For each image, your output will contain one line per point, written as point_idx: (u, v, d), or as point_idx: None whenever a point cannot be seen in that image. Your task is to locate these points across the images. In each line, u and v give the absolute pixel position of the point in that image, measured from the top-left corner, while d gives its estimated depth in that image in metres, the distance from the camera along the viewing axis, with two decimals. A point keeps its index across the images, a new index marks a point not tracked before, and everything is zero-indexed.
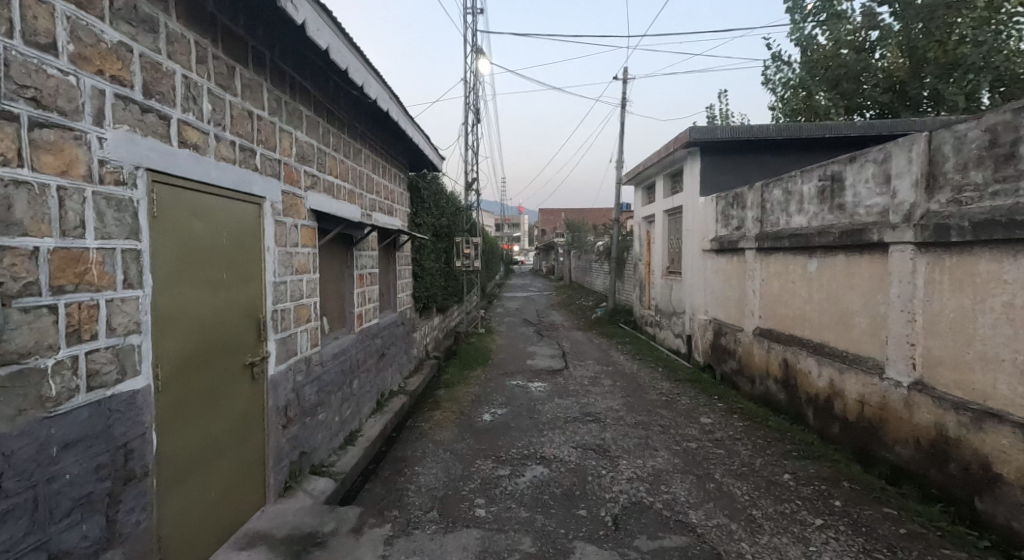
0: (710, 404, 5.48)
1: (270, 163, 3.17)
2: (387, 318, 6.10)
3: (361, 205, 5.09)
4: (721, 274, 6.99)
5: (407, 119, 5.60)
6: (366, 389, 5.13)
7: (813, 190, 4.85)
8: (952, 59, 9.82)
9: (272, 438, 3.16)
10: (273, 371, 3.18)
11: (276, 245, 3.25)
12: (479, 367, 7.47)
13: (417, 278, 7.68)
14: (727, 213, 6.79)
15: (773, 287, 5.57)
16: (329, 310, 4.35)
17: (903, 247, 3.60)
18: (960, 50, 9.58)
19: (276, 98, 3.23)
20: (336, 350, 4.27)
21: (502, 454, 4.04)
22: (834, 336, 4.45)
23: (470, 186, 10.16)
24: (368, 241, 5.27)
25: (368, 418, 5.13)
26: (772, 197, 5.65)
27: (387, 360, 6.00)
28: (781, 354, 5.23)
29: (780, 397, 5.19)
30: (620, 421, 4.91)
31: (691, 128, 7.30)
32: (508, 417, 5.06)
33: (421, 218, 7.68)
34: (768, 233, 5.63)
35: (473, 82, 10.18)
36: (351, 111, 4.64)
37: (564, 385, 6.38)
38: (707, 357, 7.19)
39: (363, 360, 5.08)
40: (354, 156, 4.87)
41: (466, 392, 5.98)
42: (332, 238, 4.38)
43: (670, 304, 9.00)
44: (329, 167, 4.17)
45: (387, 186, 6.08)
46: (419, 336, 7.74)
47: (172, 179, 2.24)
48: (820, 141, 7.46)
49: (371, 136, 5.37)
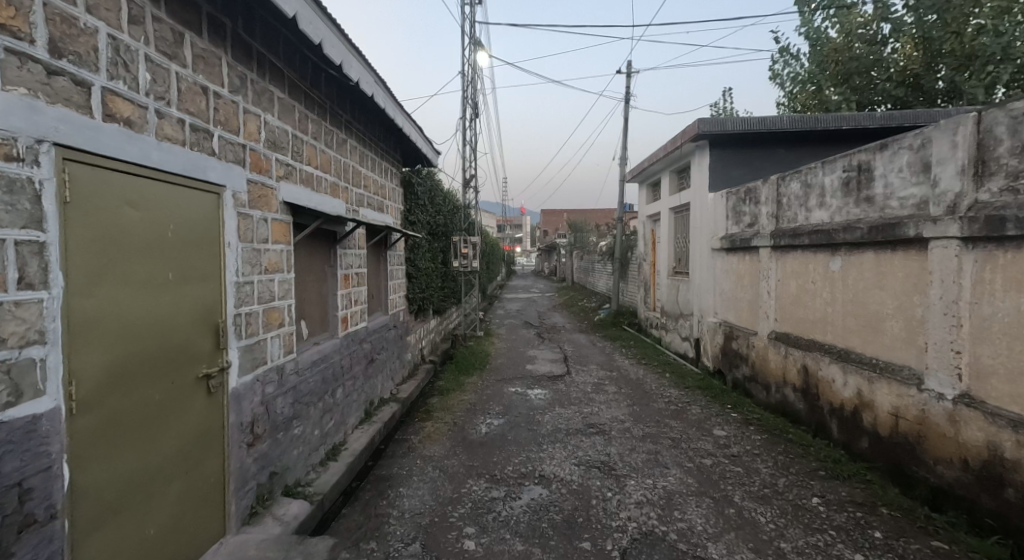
0: (723, 414, 5.08)
1: (232, 147, 2.77)
2: (377, 321, 5.73)
3: (346, 199, 4.72)
4: (732, 274, 6.60)
5: (397, 107, 5.21)
6: (351, 398, 4.76)
7: (837, 181, 4.47)
8: (970, 51, 9.40)
9: (233, 460, 2.76)
10: (235, 383, 2.78)
11: (239, 239, 2.87)
12: (476, 373, 7.10)
13: (411, 279, 7.30)
14: (738, 210, 6.41)
15: (791, 288, 5.18)
16: (307, 314, 3.97)
17: (946, 242, 3.23)
18: (979, 40, 9.15)
19: (240, 75, 2.85)
20: (315, 358, 3.88)
21: (497, 473, 3.67)
22: (863, 341, 4.06)
23: (468, 183, 9.76)
24: (354, 238, 4.90)
25: (354, 430, 4.75)
26: (789, 191, 5.27)
27: (377, 366, 5.64)
28: (800, 360, 4.84)
29: (800, 407, 4.80)
30: (627, 434, 4.51)
31: (700, 120, 6.90)
32: (505, 429, 4.68)
33: (415, 217, 7.29)
34: (785, 230, 5.25)
35: (471, 75, 9.82)
36: (331, 96, 4.23)
37: (565, 392, 5.99)
38: (717, 363, 6.80)
39: (348, 367, 4.70)
40: (338, 147, 4.50)
41: (461, 401, 5.61)
42: (312, 235, 4.00)
43: (676, 306, 8.60)
44: (307, 156, 3.80)
45: (376, 180, 5.70)
46: (413, 340, 7.37)
47: (85, 157, 1.86)
48: (836, 134, 7.06)
49: (357, 125, 4.96)
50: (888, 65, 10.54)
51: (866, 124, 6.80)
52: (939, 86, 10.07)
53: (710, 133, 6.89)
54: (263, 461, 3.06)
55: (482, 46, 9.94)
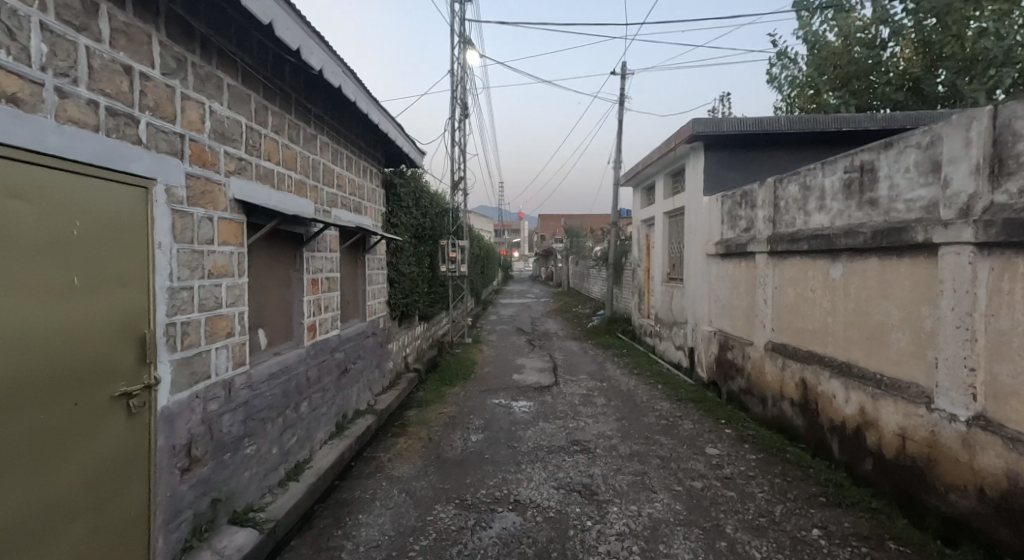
0: (717, 430, 4.76)
1: (166, 136, 2.47)
2: (352, 328, 5.43)
3: (315, 198, 4.43)
4: (727, 281, 6.32)
5: (372, 103, 4.93)
6: (319, 412, 4.44)
7: (838, 183, 4.20)
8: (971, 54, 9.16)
9: (162, 489, 2.45)
10: (165, 402, 2.47)
11: (175, 240, 2.56)
12: (460, 383, 6.80)
13: (393, 284, 7.00)
14: (734, 214, 6.14)
15: (789, 296, 4.90)
16: (266, 321, 3.67)
17: (959, 248, 2.95)
18: (980, 44, 8.92)
19: (177, 57, 2.55)
20: (272, 371, 3.57)
21: (468, 497, 3.37)
22: (867, 354, 3.78)
23: (456, 185, 9.48)
24: (325, 240, 4.61)
25: (322, 446, 4.44)
26: (787, 194, 5.00)
27: (352, 376, 5.32)
28: (799, 373, 4.56)
29: (799, 423, 4.50)
30: (613, 453, 4.20)
31: (694, 121, 6.63)
32: (483, 446, 4.38)
33: (398, 219, 7.00)
34: (783, 235, 4.97)
35: (461, 75, 9.56)
36: (296, 87, 3.93)
37: (551, 404, 5.69)
38: (712, 374, 6.51)
39: (316, 378, 4.39)
40: (306, 143, 4.21)
41: (440, 414, 5.29)
42: (271, 235, 3.70)
43: (670, 313, 8.32)
44: (266, 151, 3.50)
45: (353, 180, 5.40)
46: (394, 348, 7.06)
47: None
48: (835, 137, 6.80)
49: (329, 119, 4.66)
50: (888, 69, 10.30)
51: (867, 126, 6.55)
52: (939, 90, 9.80)
53: (704, 133, 6.62)
54: (203, 487, 2.75)
55: (472, 46, 9.70)
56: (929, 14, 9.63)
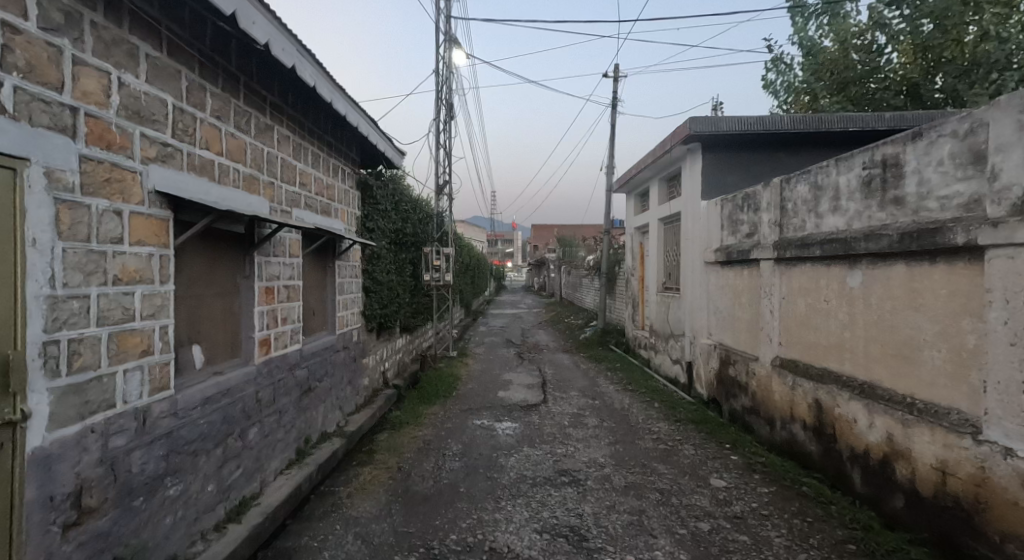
0: (722, 457, 4.28)
1: (46, 107, 2.04)
2: (319, 343, 4.93)
3: (271, 197, 3.94)
4: (727, 290, 5.88)
5: (341, 94, 4.44)
6: (273, 438, 3.92)
7: (855, 181, 3.76)
8: (972, 59, 8.83)
9: (32, 551, 1.96)
10: (39, 441, 2.00)
11: (61, 237, 2.08)
12: (440, 400, 6.29)
13: (369, 294, 6.50)
14: (735, 218, 5.71)
15: (799, 307, 4.45)
16: (203, 336, 3.18)
17: (1011, 252, 2.53)
18: (981, 48, 8.59)
19: (66, 11, 2.11)
20: (209, 395, 3.05)
21: (435, 547, 2.86)
22: (893, 373, 3.33)
23: (441, 190, 9.01)
24: (283, 244, 4.11)
25: (277, 477, 3.92)
26: (795, 196, 4.57)
27: (316, 396, 4.81)
28: (813, 393, 4.10)
29: (814, 450, 4.03)
30: (606, 485, 3.71)
31: (690, 120, 6.22)
32: (458, 477, 3.87)
33: (375, 224, 6.51)
34: (791, 240, 4.54)
35: (446, 74, 9.13)
36: (244, 68, 3.45)
37: (538, 426, 5.20)
38: (712, 391, 6.05)
39: (270, 399, 3.88)
40: (260, 133, 3.74)
41: (414, 438, 4.77)
42: (210, 236, 3.21)
43: (666, 325, 7.85)
44: (203, 138, 3.02)
45: (320, 179, 4.92)
46: (370, 363, 6.54)
47: None
48: (841, 138, 6.39)
49: (289, 110, 4.17)
50: (886, 75, 9.97)
51: (875, 126, 6.14)
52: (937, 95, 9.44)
53: (702, 133, 6.21)
54: (101, 543, 2.24)
55: (459, 45, 9.28)
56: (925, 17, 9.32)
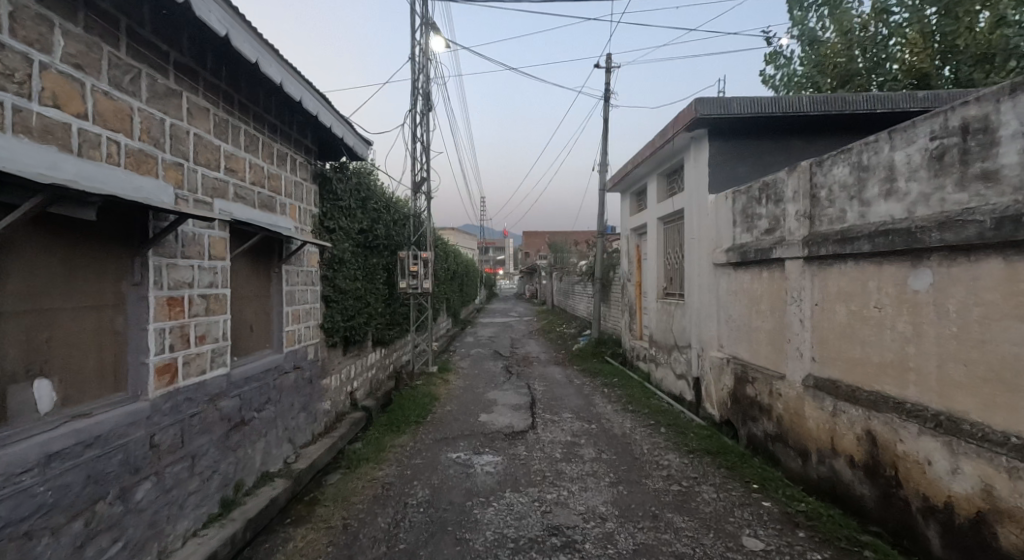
0: (752, 503, 3.48)
1: None
2: (258, 364, 4.06)
3: (179, 182, 3.08)
4: (742, 295, 5.08)
5: (276, 59, 3.60)
6: (183, 491, 3.07)
7: (918, 156, 2.98)
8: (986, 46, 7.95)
9: None
10: None
11: None
12: (412, 427, 5.44)
13: (330, 304, 5.64)
14: (751, 212, 4.93)
15: (838, 316, 3.64)
16: (52, 365, 2.38)
17: None
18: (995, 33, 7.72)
19: None
20: (57, 449, 2.24)
21: None
22: (988, 404, 2.56)
23: (418, 188, 8.17)
24: (198, 243, 3.25)
25: (189, 540, 3.08)
26: (831, 180, 3.78)
27: (254, 429, 3.96)
28: (864, 423, 3.30)
29: (867, 495, 3.24)
30: (609, 550, 2.89)
31: (696, 101, 5.43)
32: (419, 538, 3.05)
33: (336, 223, 5.64)
34: (828, 234, 3.75)
35: (422, 61, 8.31)
36: (124, 8, 2.63)
37: (523, 460, 4.36)
38: (725, 412, 5.24)
39: (176, 442, 3.02)
40: (160, 99, 2.90)
41: (373, 481, 3.91)
42: (53, 228, 2.37)
43: (668, 335, 7.05)
44: (51, 88, 2.24)
45: (258, 166, 4.07)
46: (332, 383, 5.67)
47: None
48: (867, 122, 5.61)
49: (206, 75, 3.32)
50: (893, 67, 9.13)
51: (907, 107, 5.37)
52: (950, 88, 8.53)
53: (709, 117, 5.42)
54: None
55: (438, 30, 8.49)
56: (929, 5, 8.53)
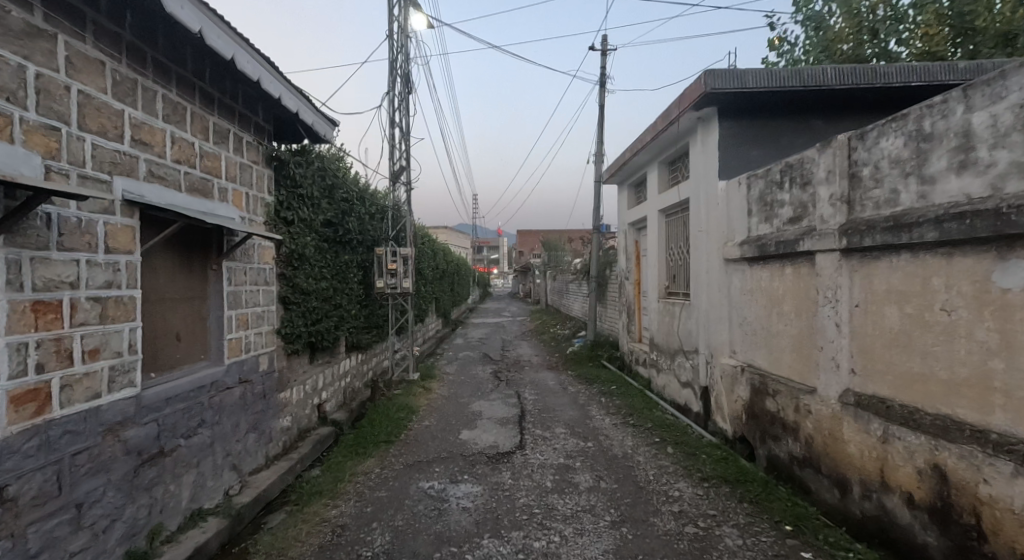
0: (789, 555, 2.84)
1: None
2: (188, 381, 3.36)
3: (51, 150, 2.37)
4: (760, 295, 4.41)
5: (198, 4, 2.89)
6: (65, 551, 2.39)
7: (1009, 116, 2.33)
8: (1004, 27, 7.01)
9: None
10: None
11: None
12: (383, 448, 4.74)
13: (290, 307, 4.91)
14: (770, 199, 4.26)
15: (888, 320, 2.97)
16: None
17: None
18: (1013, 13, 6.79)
19: None
20: None
21: None
22: None
23: (396, 179, 7.45)
24: (86, 231, 2.53)
25: None
26: (877, 156, 3.11)
27: (183, 459, 3.26)
28: (928, 456, 2.64)
29: (933, 545, 2.60)
30: None
31: (705, 75, 4.75)
32: None
33: (295, 214, 4.92)
34: (873, 221, 3.08)
35: (401, 39, 7.60)
36: None
37: (507, 491, 3.68)
38: (739, 428, 4.58)
39: (51, 489, 2.34)
40: (14, 38, 2.22)
41: (322, 524, 3.21)
42: None
43: (671, 339, 6.38)
44: None
45: (189, 142, 3.37)
46: (293, 397, 4.96)
47: None
48: (898, 97, 4.96)
49: (95, 16, 2.61)
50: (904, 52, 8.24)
51: (947, 80, 4.72)
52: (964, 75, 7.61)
53: (720, 92, 4.75)
54: None
55: (418, 7, 7.78)
56: None
